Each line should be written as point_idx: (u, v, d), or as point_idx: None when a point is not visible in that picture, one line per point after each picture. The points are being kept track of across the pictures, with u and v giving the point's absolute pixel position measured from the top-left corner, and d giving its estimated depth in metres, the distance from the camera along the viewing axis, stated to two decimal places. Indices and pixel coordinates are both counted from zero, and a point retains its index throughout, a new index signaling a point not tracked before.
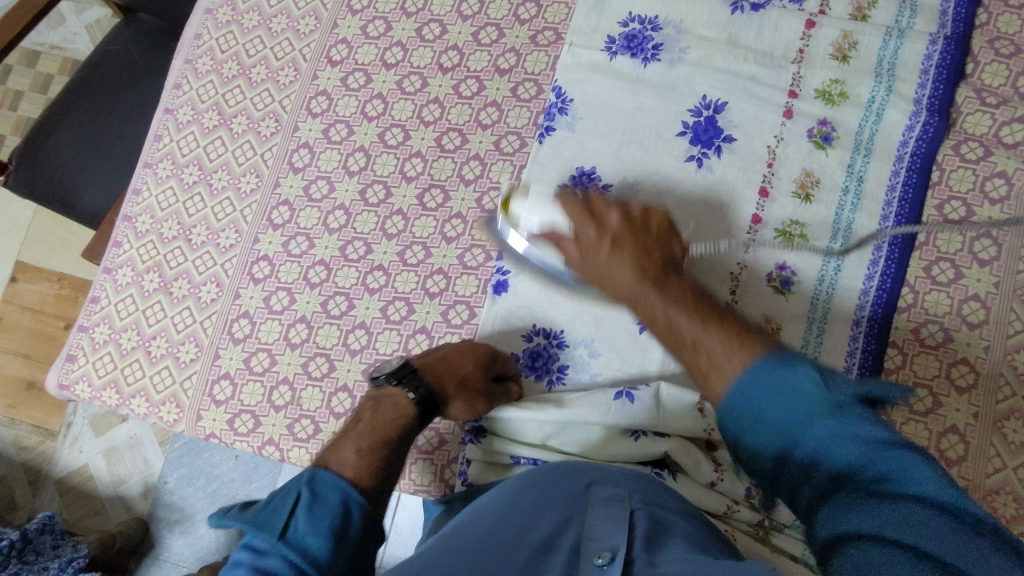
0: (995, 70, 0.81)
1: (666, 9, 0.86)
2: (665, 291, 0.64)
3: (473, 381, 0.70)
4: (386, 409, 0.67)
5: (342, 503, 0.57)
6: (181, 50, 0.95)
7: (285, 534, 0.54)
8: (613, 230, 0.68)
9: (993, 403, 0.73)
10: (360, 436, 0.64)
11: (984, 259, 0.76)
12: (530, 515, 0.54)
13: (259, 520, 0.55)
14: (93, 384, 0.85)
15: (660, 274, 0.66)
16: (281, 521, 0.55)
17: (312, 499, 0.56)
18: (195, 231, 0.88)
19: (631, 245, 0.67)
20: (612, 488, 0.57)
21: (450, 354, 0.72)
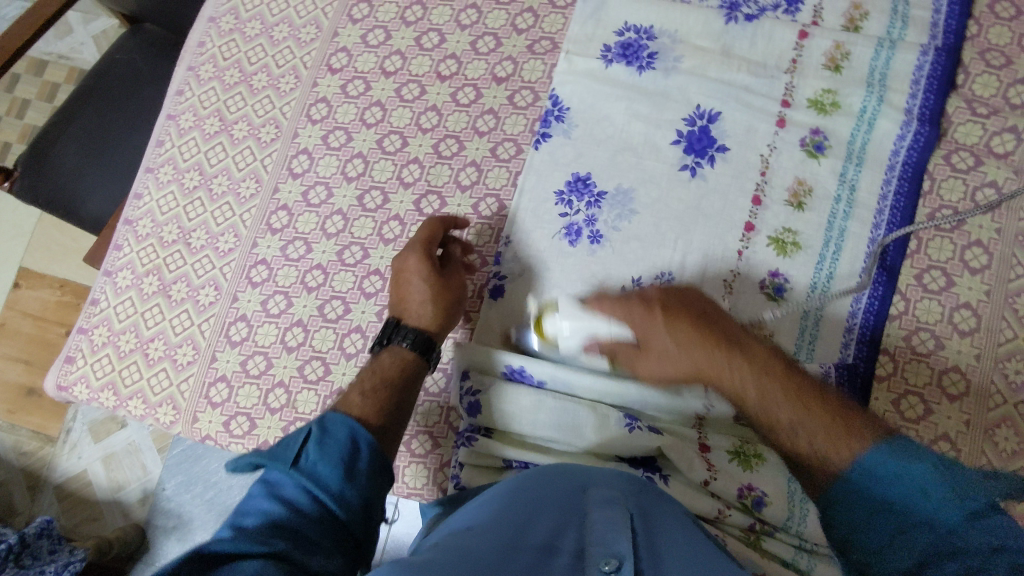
0: (986, 81, 0.82)
1: (661, 19, 0.87)
2: (735, 357, 0.61)
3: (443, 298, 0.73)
4: (382, 361, 0.69)
5: (351, 438, 0.55)
6: (185, 58, 0.97)
7: (297, 463, 0.52)
8: (659, 303, 0.64)
9: (985, 411, 0.73)
10: (364, 387, 0.65)
11: (975, 267, 0.77)
12: (526, 515, 0.54)
13: (272, 453, 0.53)
14: (91, 386, 0.86)
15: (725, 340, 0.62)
16: (293, 451, 0.53)
17: (322, 433, 0.55)
18: (194, 235, 0.89)
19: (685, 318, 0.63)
20: (608, 489, 0.59)
21: (406, 290, 0.74)
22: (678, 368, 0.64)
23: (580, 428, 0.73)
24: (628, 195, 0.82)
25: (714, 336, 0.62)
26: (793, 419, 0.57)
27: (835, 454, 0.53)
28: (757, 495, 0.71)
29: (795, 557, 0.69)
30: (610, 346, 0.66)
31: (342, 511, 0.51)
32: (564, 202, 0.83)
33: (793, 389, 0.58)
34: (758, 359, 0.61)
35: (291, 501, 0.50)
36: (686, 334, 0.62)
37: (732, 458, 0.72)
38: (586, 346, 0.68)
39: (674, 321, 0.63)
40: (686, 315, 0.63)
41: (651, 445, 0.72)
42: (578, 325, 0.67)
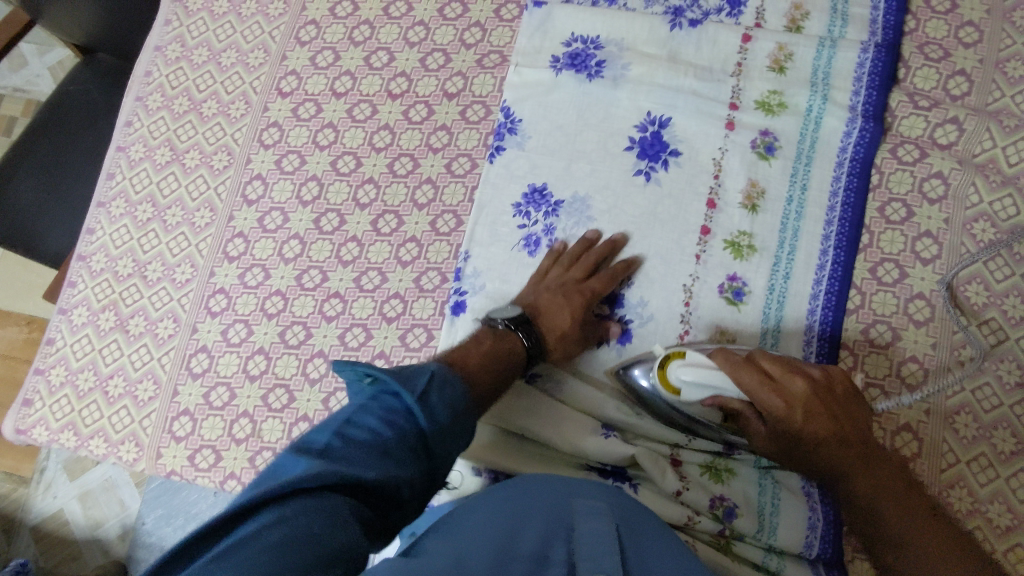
0: (926, 74, 0.83)
1: (608, 27, 0.87)
2: (871, 476, 0.60)
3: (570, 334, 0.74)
4: (503, 346, 0.69)
5: (461, 395, 0.58)
6: (132, 88, 0.96)
7: (423, 397, 0.55)
8: (803, 402, 0.62)
9: (943, 399, 0.74)
10: (480, 356, 0.66)
11: (926, 258, 0.78)
12: (512, 523, 0.53)
13: (401, 377, 0.56)
14: (51, 427, 0.84)
15: (865, 454, 0.61)
16: (419, 388, 0.55)
17: (440, 382, 0.57)
18: (150, 267, 0.88)
19: (826, 414, 0.62)
20: (594, 501, 0.58)
21: (551, 303, 0.74)
22: (808, 438, 0.62)
23: (554, 434, 0.73)
24: (585, 202, 0.83)
25: (853, 443, 0.61)
26: (870, 489, 0.59)
27: (921, 534, 0.55)
28: (727, 506, 0.71)
29: (766, 560, 0.69)
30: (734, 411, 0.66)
31: (431, 447, 0.54)
32: (521, 214, 0.83)
33: (925, 523, 0.56)
34: (847, 434, 0.62)
35: (400, 426, 0.52)
36: (820, 422, 0.62)
37: (704, 469, 0.73)
38: (711, 400, 0.66)
39: (814, 415, 0.62)
40: (823, 411, 0.62)
41: (625, 455, 0.72)
42: (704, 378, 0.66)
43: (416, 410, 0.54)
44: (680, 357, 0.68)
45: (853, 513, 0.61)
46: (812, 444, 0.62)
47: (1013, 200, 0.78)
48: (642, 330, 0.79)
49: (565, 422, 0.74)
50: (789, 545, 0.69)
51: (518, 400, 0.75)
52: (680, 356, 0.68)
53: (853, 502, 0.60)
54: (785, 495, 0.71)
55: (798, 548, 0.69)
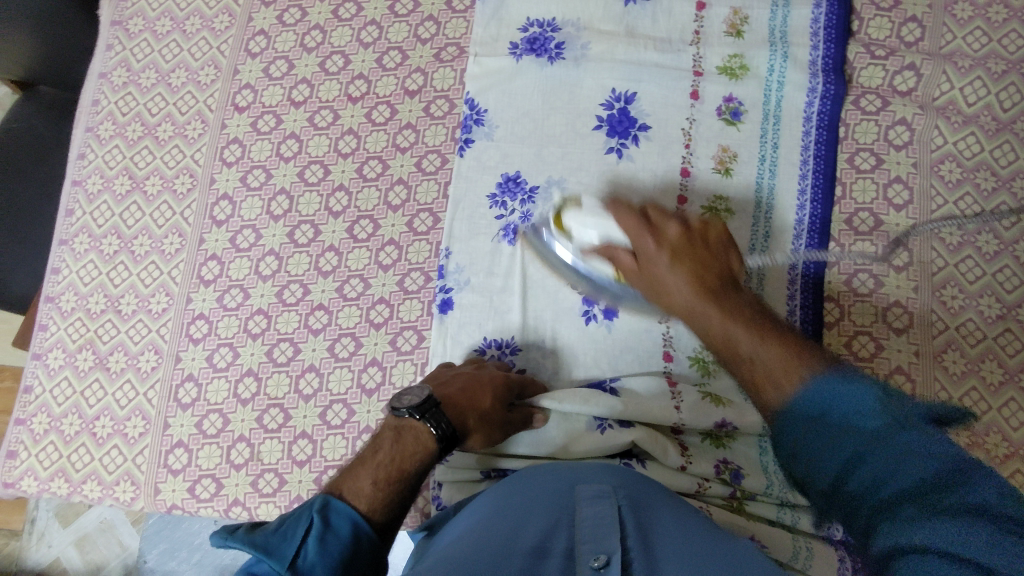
0: (879, 23, 0.84)
1: (562, 9, 0.87)
2: (725, 304, 0.57)
3: (492, 415, 0.69)
4: (408, 443, 0.61)
5: (354, 535, 0.53)
6: (80, 119, 0.92)
7: (295, 563, 0.49)
8: (672, 242, 0.61)
9: (931, 338, 0.76)
10: (378, 467, 0.59)
11: (898, 204, 0.80)
12: (520, 517, 0.56)
13: (266, 546, 0.49)
14: (40, 477, 0.82)
15: (718, 287, 0.58)
16: (292, 548, 0.50)
17: (324, 529, 0.52)
18: (124, 300, 0.85)
19: (689, 258, 0.60)
20: (598, 484, 0.60)
21: (471, 383, 0.69)
22: (675, 309, 0.61)
23: (547, 439, 0.73)
24: (560, 185, 0.82)
25: (711, 283, 0.59)
26: (728, 333, 0.55)
27: (788, 385, 0.48)
28: (733, 468, 0.72)
29: (780, 515, 0.70)
30: (613, 254, 0.65)
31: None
32: (497, 204, 0.82)
33: (781, 344, 0.52)
34: (709, 283, 0.59)
35: None
36: (683, 267, 0.60)
37: (703, 436, 0.75)
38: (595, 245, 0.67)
39: (678, 262, 0.60)
40: (691, 254, 0.60)
41: (623, 443, 0.72)
42: (600, 220, 0.66)
43: (303, 558, 0.50)
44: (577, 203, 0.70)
45: (715, 345, 0.56)
46: (670, 292, 0.60)
47: (975, 138, 0.80)
48: None
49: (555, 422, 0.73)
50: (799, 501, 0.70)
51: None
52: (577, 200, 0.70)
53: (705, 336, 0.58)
54: None
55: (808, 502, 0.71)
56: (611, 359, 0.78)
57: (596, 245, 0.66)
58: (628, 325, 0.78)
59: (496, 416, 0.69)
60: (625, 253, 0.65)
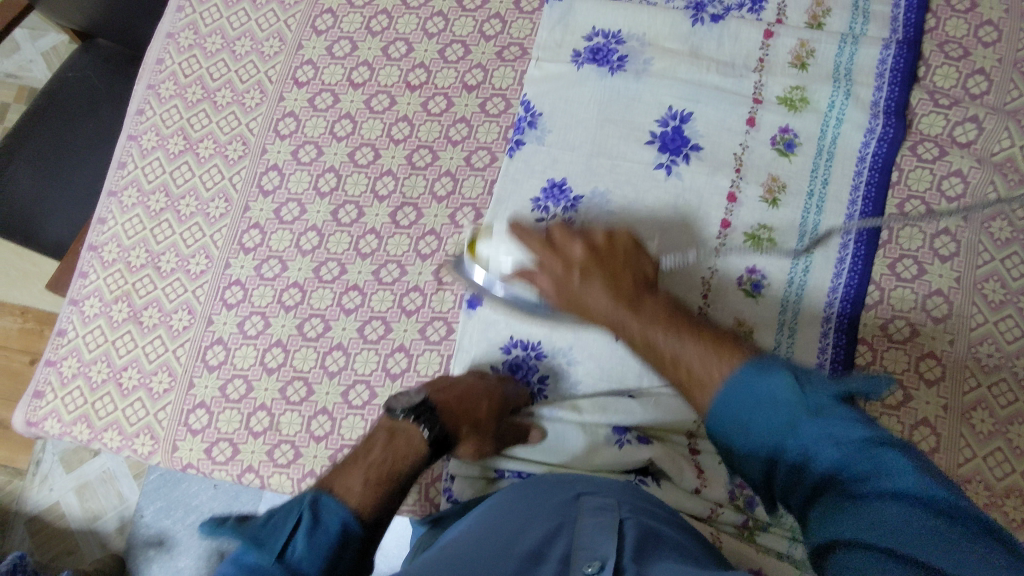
0: (946, 72, 0.84)
1: (629, 22, 0.87)
2: (640, 313, 0.66)
3: (484, 424, 0.70)
4: (400, 444, 0.66)
5: (341, 532, 0.55)
6: (143, 75, 0.94)
7: (284, 554, 0.53)
8: (580, 262, 0.70)
9: (961, 394, 0.75)
10: (369, 468, 0.62)
11: (944, 255, 0.79)
12: (520, 525, 0.56)
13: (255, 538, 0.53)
14: (63, 420, 0.83)
15: (632, 295, 0.68)
16: (280, 541, 0.53)
17: (313, 523, 0.55)
18: (164, 258, 0.87)
19: (600, 273, 0.69)
20: (601, 498, 0.59)
21: (468, 391, 0.70)
22: (599, 318, 0.70)
23: (566, 447, 0.74)
24: (605, 197, 0.82)
25: (625, 292, 0.68)
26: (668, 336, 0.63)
27: (710, 381, 0.58)
28: (748, 495, 0.72)
29: (790, 549, 0.70)
30: (528, 276, 0.71)
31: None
32: (540, 209, 0.82)
33: (686, 330, 0.63)
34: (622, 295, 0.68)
35: None
36: (597, 281, 0.68)
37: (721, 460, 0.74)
38: (513, 272, 0.73)
39: (589, 279, 0.69)
40: (601, 270, 0.69)
41: (641, 460, 0.72)
42: (506, 244, 0.73)
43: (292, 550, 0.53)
44: (488, 234, 0.76)
45: (659, 364, 0.64)
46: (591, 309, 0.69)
47: None
48: None
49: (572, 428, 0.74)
50: None
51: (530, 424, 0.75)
52: (487, 233, 0.76)
53: (633, 342, 0.66)
54: None
55: None
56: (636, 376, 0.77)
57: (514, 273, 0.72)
58: None
59: (488, 425, 0.70)
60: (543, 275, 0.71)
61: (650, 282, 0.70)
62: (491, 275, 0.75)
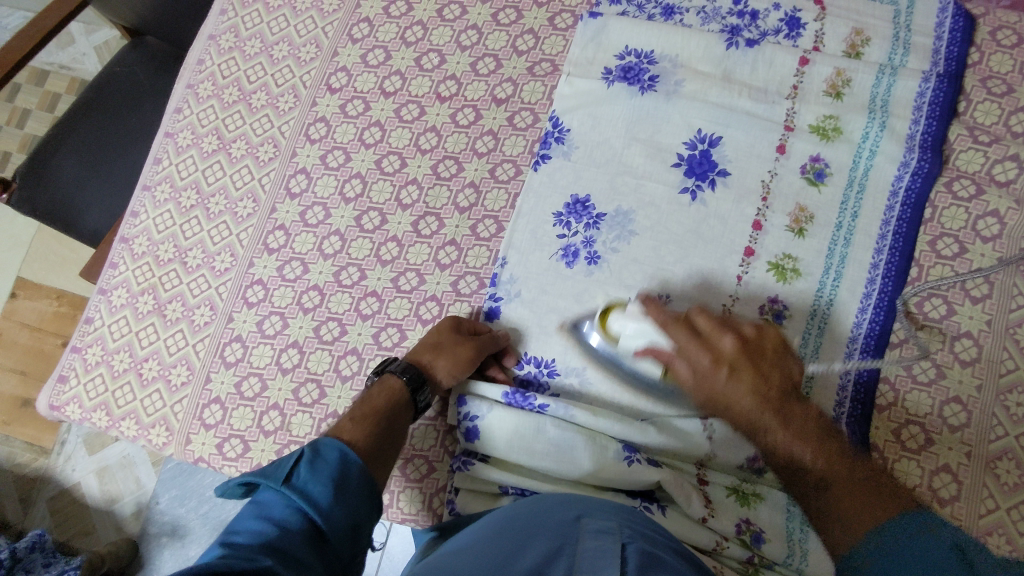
0: (987, 109, 0.81)
1: (662, 42, 0.86)
2: (789, 425, 0.59)
3: (445, 342, 0.74)
4: (375, 388, 0.69)
5: (342, 460, 0.54)
6: (184, 76, 0.97)
7: (289, 480, 0.51)
8: (730, 358, 0.62)
9: (986, 442, 0.72)
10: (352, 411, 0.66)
11: (976, 296, 0.76)
12: (517, 545, 0.54)
13: (264, 473, 0.52)
14: (84, 406, 0.85)
15: (781, 400, 0.60)
16: (285, 470, 0.52)
17: (314, 456, 0.54)
18: (191, 254, 0.89)
19: (750, 369, 0.62)
20: (604, 521, 0.57)
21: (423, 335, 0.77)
22: (730, 414, 0.63)
23: (575, 463, 0.72)
24: (628, 215, 0.82)
25: (772, 398, 0.61)
26: (795, 437, 0.59)
27: (852, 525, 0.52)
28: (755, 531, 0.70)
29: None
30: (667, 363, 0.66)
31: (336, 500, 0.52)
32: (562, 224, 0.82)
33: (867, 492, 0.53)
34: (767, 389, 0.61)
35: (283, 525, 0.49)
36: (740, 383, 0.61)
37: (730, 492, 0.72)
38: (642, 352, 0.68)
39: (737, 377, 0.62)
40: (749, 365, 0.62)
41: (651, 481, 0.70)
42: (642, 327, 0.68)
43: (300, 477, 0.52)
44: (622, 307, 0.72)
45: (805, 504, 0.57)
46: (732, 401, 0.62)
47: None
48: None
49: (582, 446, 0.72)
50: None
51: (537, 435, 0.73)
52: (622, 307, 0.72)
53: (756, 429, 0.61)
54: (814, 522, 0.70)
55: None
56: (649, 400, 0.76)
57: (644, 349, 0.68)
58: None
59: (449, 342, 0.74)
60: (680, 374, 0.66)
61: (798, 388, 0.62)
62: (623, 348, 0.71)
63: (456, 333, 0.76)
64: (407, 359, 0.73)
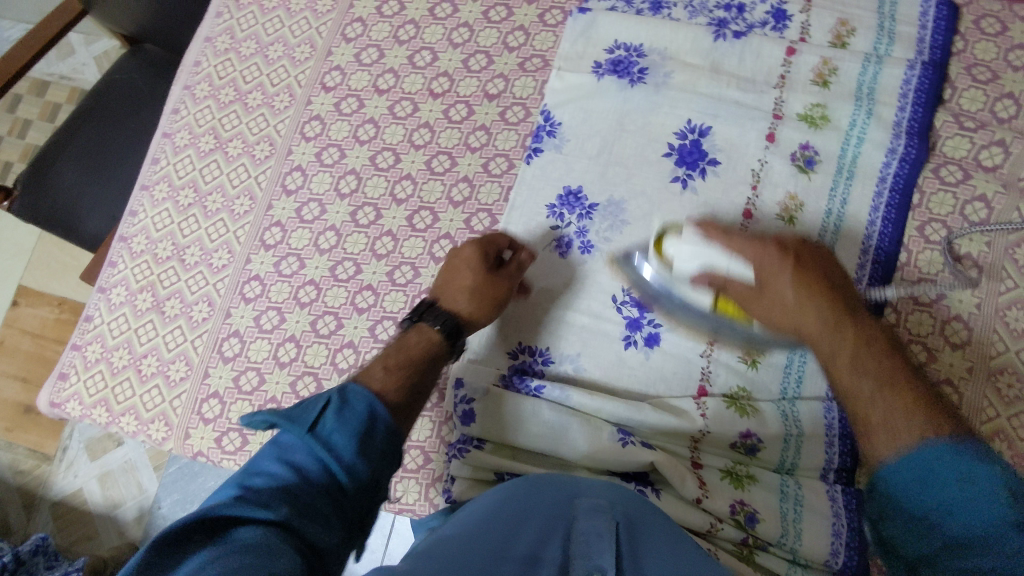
0: (972, 95, 0.83)
1: (651, 36, 0.88)
2: (853, 332, 0.58)
3: (482, 289, 0.73)
4: (411, 336, 0.69)
5: (369, 413, 0.55)
6: (181, 77, 0.98)
7: (314, 428, 0.52)
8: (794, 251, 0.63)
9: (977, 425, 0.73)
10: (388, 358, 0.66)
11: (965, 280, 0.77)
12: (510, 529, 0.54)
13: (292, 415, 0.53)
14: (83, 402, 0.86)
15: (841, 312, 0.59)
16: (312, 416, 0.53)
17: (342, 404, 0.55)
18: (188, 251, 0.90)
19: (810, 270, 0.62)
20: (595, 499, 0.59)
21: (455, 271, 0.75)
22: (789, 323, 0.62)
23: (570, 445, 0.73)
24: (620, 205, 0.82)
25: (836, 305, 0.60)
26: (851, 387, 0.56)
27: (900, 432, 0.50)
28: (749, 511, 0.70)
29: (790, 572, 0.69)
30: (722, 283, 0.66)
31: (358, 450, 0.53)
32: (555, 215, 0.83)
33: (906, 396, 0.52)
34: (843, 325, 0.58)
35: (304, 471, 0.50)
36: (807, 283, 0.61)
37: (724, 474, 0.72)
38: (699, 275, 0.68)
39: (801, 278, 0.61)
40: (816, 271, 0.62)
41: (644, 462, 0.71)
42: (701, 251, 0.67)
43: (325, 425, 0.53)
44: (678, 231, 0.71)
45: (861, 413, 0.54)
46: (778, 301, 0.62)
47: None
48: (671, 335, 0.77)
49: (577, 427, 0.73)
50: (813, 558, 0.68)
51: (533, 418, 0.74)
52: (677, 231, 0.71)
53: (831, 373, 0.58)
54: (806, 502, 0.70)
55: (824, 556, 0.68)
56: (643, 386, 0.77)
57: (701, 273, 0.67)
58: (669, 355, 0.77)
59: (486, 289, 0.73)
60: (741, 282, 0.65)
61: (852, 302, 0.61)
62: (678, 273, 0.70)
63: (484, 265, 0.74)
64: (443, 305, 0.72)
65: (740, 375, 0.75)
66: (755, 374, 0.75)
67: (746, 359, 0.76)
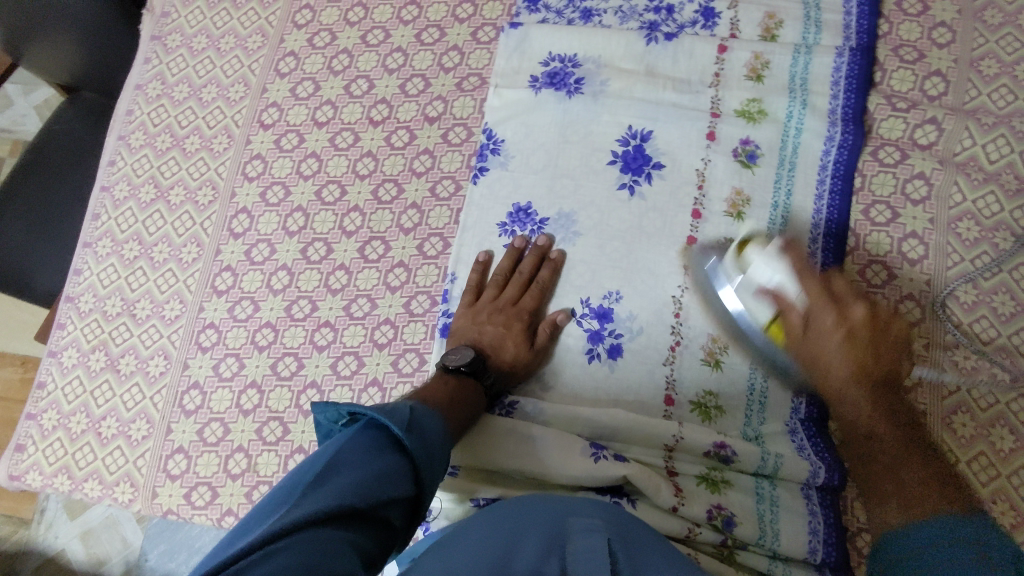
0: (902, 76, 0.84)
1: (584, 45, 0.88)
2: (879, 409, 0.61)
3: (522, 363, 0.76)
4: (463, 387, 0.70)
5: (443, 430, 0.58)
6: (114, 128, 0.96)
7: (408, 429, 0.54)
8: (855, 323, 0.63)
9: (939, 400, 0.74)
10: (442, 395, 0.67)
11: (913, 258, 0.78)
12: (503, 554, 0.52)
13: (384, 411, 0.55)
14: (44, 472, 0.84)
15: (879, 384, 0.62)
16: (402, 419, 0.55)
17: (422, 415, 0.57)
18: (139, 305, 0.88)
19: (866, 344, 0.63)
20: (589, 518, 0.57)
21: (497, 331, 0.76)
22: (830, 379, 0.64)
23: (544, 462, 0.72)
24: (571, 217, 0.82)
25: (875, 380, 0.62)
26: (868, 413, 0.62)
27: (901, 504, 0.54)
28: (726, 515, 0.70)
29: (771, 568, 0.69)
30: (782, 305, 0.67)
31: (419, 467, 0.54)
32: (507, 233, 0.83)
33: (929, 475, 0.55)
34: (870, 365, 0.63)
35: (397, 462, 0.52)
36: (849, 348, 0.63)
37: (699, 479, 0.73)
38: (765, 290, 0.68)
39: (851, 339, 0.63)
40: (866, 339, 0.63)
41: (617, 476, 0.71)
42: (776, 273, 0.67)
43: (402, 439, 0.54)
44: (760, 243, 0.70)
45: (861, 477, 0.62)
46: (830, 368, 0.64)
47: (995, 197, 0.78)
48: (633, 344, 0.78)
49: (550, 442, 0.73)
50: (793, 553, 0.69)
51: (507, 437, 0.73)
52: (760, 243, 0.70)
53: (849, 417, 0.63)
54: (783, 502, 0.71)
55: (803, 552, 0.69)
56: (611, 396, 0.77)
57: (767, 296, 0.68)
58: (633, 364, 0.77)
59: (525, 362, 0.76)
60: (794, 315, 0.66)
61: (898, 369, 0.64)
62: (750, 279, 0.69)
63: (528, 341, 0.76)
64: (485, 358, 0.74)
65: (706, 377, 0.76)
66: (720, 375, 0.76)
67: (710, 360, 0.76)
